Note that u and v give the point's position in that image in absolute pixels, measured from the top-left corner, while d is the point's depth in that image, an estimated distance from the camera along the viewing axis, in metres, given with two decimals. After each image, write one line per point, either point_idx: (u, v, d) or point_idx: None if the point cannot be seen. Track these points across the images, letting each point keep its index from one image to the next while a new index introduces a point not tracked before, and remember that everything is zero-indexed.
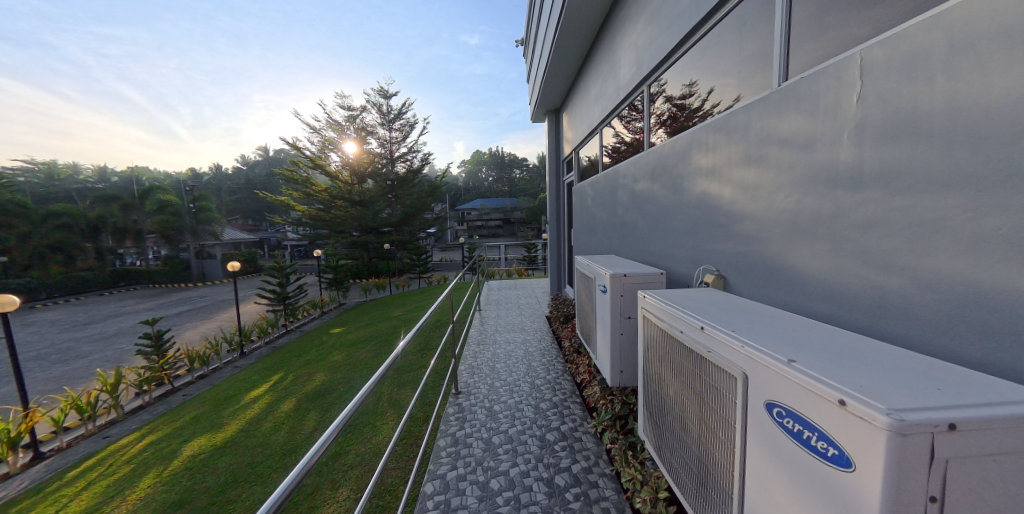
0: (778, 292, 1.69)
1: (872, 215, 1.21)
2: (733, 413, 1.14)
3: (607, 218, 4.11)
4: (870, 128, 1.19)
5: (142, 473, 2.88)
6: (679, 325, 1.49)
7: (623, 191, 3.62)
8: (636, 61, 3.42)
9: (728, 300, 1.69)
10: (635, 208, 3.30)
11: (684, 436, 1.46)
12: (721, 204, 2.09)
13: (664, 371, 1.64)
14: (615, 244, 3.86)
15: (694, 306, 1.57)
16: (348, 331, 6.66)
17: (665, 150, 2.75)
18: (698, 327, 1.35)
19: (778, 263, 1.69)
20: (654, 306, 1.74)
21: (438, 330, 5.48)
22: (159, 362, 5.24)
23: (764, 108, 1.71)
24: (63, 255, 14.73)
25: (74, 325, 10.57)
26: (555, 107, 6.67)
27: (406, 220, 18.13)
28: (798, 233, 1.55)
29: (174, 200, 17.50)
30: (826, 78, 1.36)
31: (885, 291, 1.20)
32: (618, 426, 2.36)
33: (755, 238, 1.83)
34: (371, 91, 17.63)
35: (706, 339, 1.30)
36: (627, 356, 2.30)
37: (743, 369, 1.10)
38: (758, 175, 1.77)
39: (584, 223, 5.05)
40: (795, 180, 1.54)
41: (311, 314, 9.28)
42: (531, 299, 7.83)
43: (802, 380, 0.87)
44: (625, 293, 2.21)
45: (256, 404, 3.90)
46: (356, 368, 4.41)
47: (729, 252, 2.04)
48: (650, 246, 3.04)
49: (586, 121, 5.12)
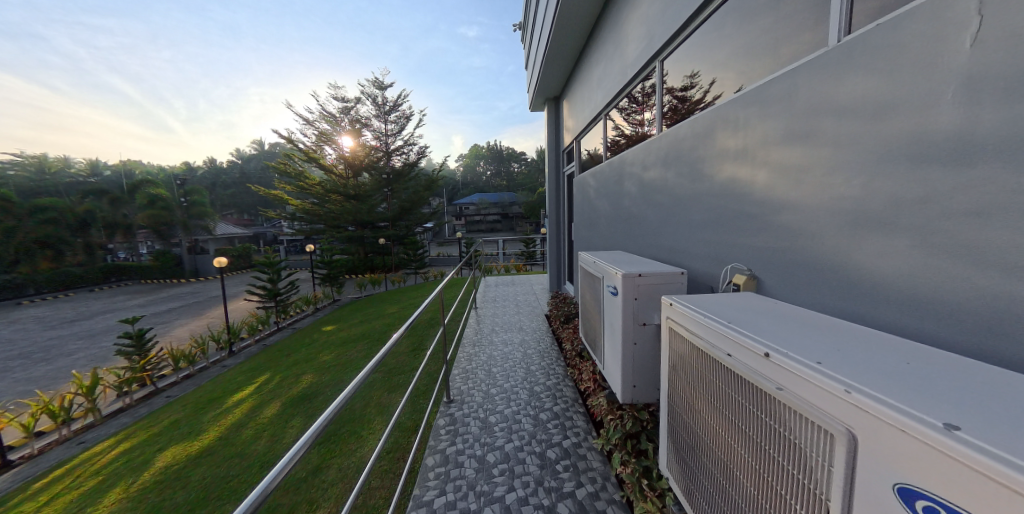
0: (831, 298, 1.49)
1: (983, 199, 0.99)
2: (831, 483, 0.86)
3: (611, 210, 3.90)
4: (989, 80, 0.95)
5: (110, 487, 2.67)
6: (726, 348, 1.24)
7: (630, 181, 3.39)
8: (647, 34, 3.13)
9: (777, 311, 1.42)
10: (642, 200, 3.11)
11: (735, 488, 1.21)
12: (754, 192, 1.88)
13: (692, 387, 1.47)
14: (620, 238, 3.68)
15: (743, 321, 1.30)
16: (341, 329, 6.43)
17: (680, 132, 2.55)
18: (746, 342, 1.17)
19: (832, 262, 1.47)
20: (690, 320, 1.49)
21: (432, 327, 5.29)
22: (139, 363, 4.99)
23: (818, 68, 1.47)
24: (51, 250, 14.36)
25: (61, 322, 10.31)
26: (554, 94, 6.37)
27: (402, 215, 17.78)
28: (867, 224, 1.30)
29: (164, 194, 17.09)
30: (916, 20, 1.11)
31: (1000, 299, 0.97)
32: (629, 447, 2.15)
33: (799, 232, 1.63)
34: (364, 82, 17.18)
35: (777, 373, 1.04)
36: (641, 367, 2.09)
37: (846, 425, 0.83)
38: (806, 154, 1.55)
39: (585, 217, 4.84)
40: (858, 156, 1.32)
41: (304, 311, 9.05)
42: (529, 297, 7.67)
43: (975, 461, 0.58)
44: (640, 296, 2.00)
45: (238, 409, 3.68)
46: (344, 370, 4.21)
47: (763, 247, 1.84)
48: (662, 242, 2.83)
49: (588, 108, 4.88)
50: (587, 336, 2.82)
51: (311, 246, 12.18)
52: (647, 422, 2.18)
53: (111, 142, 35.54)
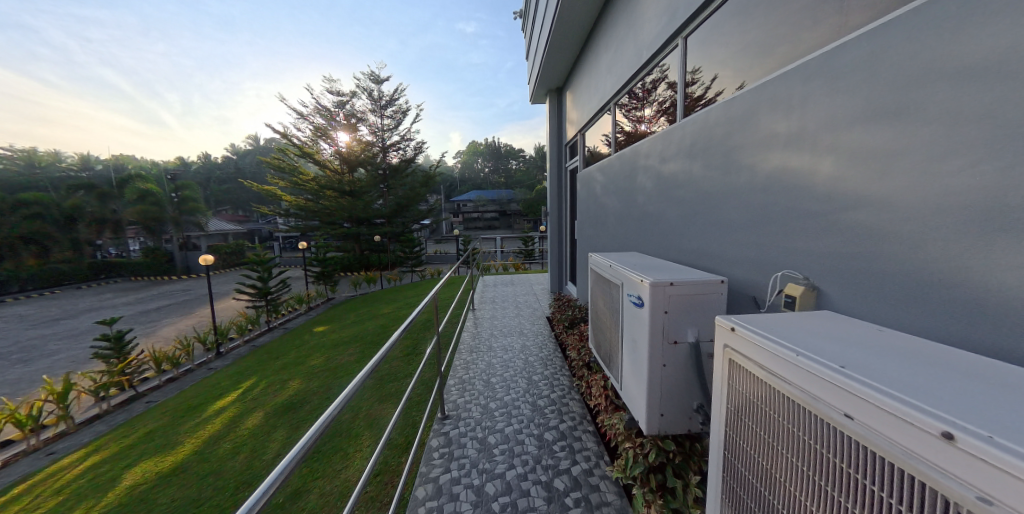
0: (921, 319, 1.16)
1: None
2: None
3: (624, 207, 3.62)
4: None
5: (69, 508, 2.44)
6: (836, 404, 0.82)
7: (646, 175, 3.14)
8: (668, 9, 2.75)
9: (889, 341, 1.01)
10: (661, 197, 2.86)
11: None
12: (808, 186, 1.57)
13: (766, 446, 1.03)
14: (633, 239, 3.43)
15: (855, 361, 0.88)
16: (334, 331, 6.16)
17: (709, 118, 2.26)
18: (903, 416, 0.69)
19: (923, 276, 1.15)
20: (757, 351, 1.09)
21: (428, 329, 4.99)
22: (118, 367, 4.73)
23: (919, 22, 1.11)
24: (37, 246, 13.99)
25: (45, 321, 10.02)
26: (557, 85, 6.06)
27: (398, 212, 17.46)
28: (981, 226, 1.00)
29: (155, 190, 16.73)
30: None
31: None
32: (652, 484, 1.93)
33: (870, 235, 1.31)
34: (360, 75, 16.80)
35: (953, 464, 0.61)
36: (670, 392, 1.82)
37: None
38: (890, 136, 1.22)
39: (592, 214, 4.59)
40: (979, 135, 0.98)
41: (296, 310, 8.79)
42: (531, 297, 7.35)
43: None
44: (671, 309, 1.74)
45: (218, 419, 3.44)
46: (335, 375, 3.97)
47: (814, 252, 1.55)
48: (683, 243, 2.60)
49: (594, 98, 4.58)
50: (602, 349, 2.56)
51: (304, 243, 11.84)
52: (671, 454, 1.96)
53: (104, 138, 35.04)
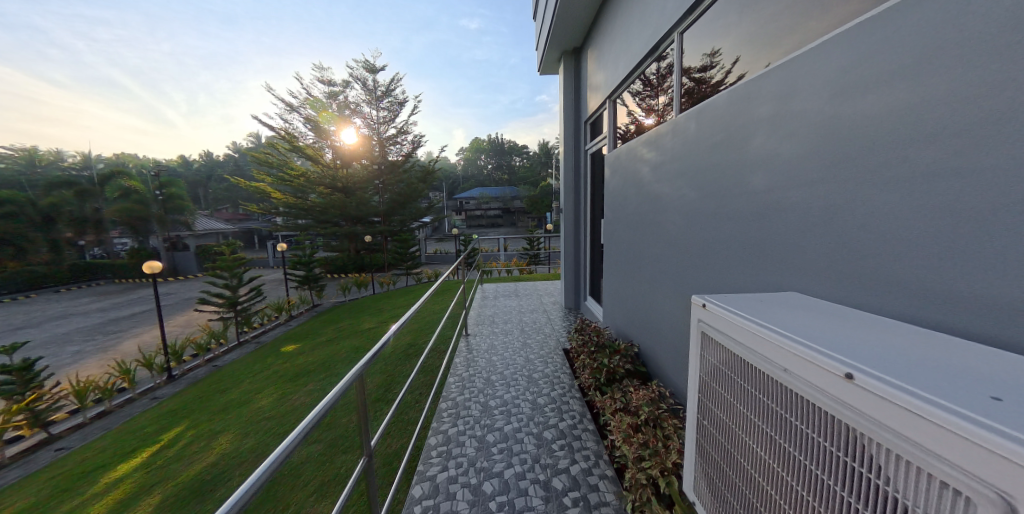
0: None
1: None
2: None
3: (680, 199, 2.42)
4: None
5: None
6: None
7: (762, 136, 1.70)
8: None
9: None
10: (806, 179, 1.47)
11: None
12: None
13: None
14: (687, 256, 2.35)
15: None
16: (299, 354, 5.11)
17: (925, 12, 1.02)
18: None
19: None
20: None
21: (410, 360, 3.75)
22: (19, 406, 3.77)
23: None
24: (13, 248, 13.28)
25: (6, 331, 9.20)
26: (574, 46, 4.77)
27: (395, 209, 16.48)
28: None
29: (139, 187, 15.89)
30: None
31: None
32: None
33: None
34: (353, 63, 15.84)
35: None
36: None
37: None
38: None
39: (629, 216, 3.23)
40: None
41: (274, 320, 7.88)
42: (546, 300, 6.02)
43: None
44: None
45: (102, 503, 2.59)
46: (277, 426, 3.05)
47: None
48: (787, 261, 1.59)
49: (634, 45, 3.23)
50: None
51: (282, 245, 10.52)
52: None
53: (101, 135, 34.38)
